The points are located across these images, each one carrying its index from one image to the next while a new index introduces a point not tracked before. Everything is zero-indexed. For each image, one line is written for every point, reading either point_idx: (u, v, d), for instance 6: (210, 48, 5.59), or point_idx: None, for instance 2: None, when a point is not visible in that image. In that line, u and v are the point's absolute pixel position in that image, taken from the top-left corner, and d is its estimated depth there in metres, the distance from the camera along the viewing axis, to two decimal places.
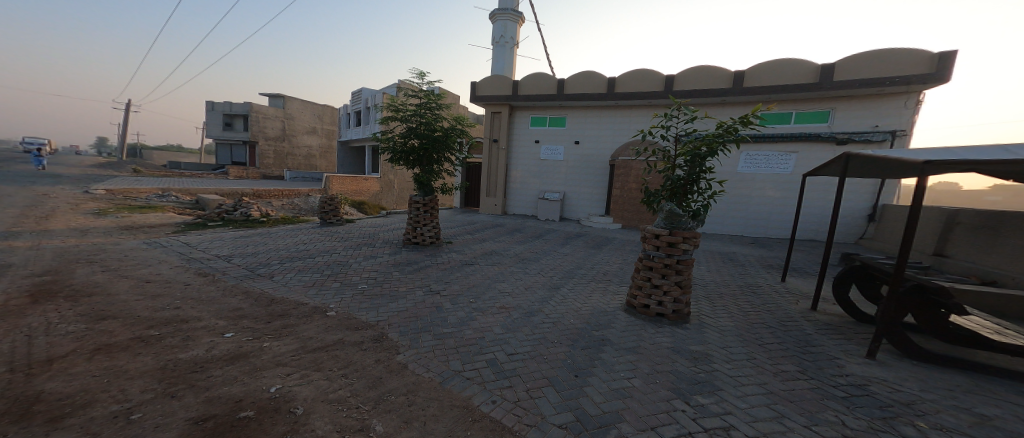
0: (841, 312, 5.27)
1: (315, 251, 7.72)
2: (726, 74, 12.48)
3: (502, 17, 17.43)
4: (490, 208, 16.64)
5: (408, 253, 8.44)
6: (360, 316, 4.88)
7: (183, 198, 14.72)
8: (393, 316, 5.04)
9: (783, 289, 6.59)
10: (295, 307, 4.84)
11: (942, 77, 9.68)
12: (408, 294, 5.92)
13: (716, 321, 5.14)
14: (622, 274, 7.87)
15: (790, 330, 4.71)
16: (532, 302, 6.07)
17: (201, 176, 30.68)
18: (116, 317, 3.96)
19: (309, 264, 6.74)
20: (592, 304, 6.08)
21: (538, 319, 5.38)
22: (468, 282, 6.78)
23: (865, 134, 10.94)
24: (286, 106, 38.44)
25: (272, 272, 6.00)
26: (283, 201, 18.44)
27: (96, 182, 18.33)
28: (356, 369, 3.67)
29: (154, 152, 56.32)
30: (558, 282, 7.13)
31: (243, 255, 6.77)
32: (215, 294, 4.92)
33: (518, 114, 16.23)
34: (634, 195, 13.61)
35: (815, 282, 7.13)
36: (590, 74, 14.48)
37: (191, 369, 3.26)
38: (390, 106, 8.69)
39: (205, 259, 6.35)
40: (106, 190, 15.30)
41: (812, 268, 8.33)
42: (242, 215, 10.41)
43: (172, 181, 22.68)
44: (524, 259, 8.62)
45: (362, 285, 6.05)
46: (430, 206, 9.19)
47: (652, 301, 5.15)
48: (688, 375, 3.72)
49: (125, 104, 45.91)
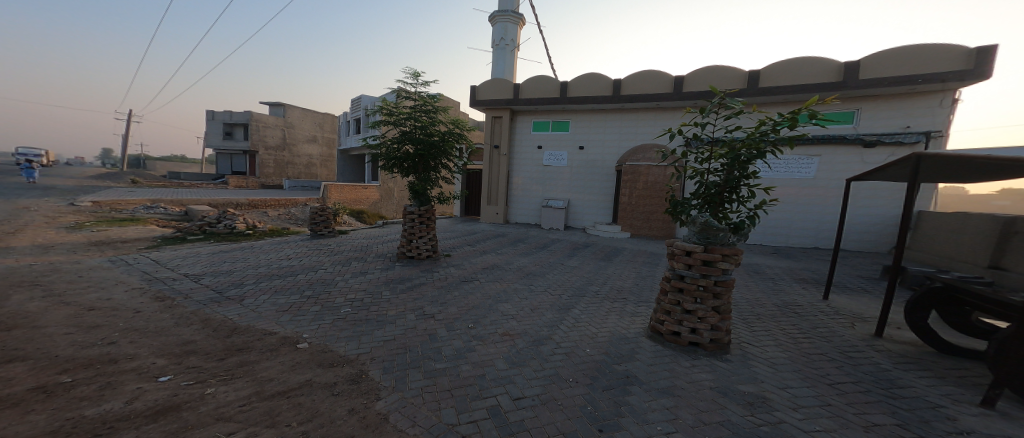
0: (913, 340, 4.56)
1: (298, 268, 6.97)
2: (740, 74, 11.79)
3: (502, 19, 16.92)
4: (490, 216, 15.91)
5: (403, 268, 7.69)
6: (338, 349, 4.09)
7: (170, 209, 14.02)
8: (377, 348, 4.28)
9: (827, 310, 5.81)
10: (259, 339, 3.94)
11: (982, 73, 8.94)
12: (399, 319, 5.17)
13: (764, 352, 4.35)
14: (638, 291, 7.10)
15: (859, 365, 3.94)
16: (541, 327, 5.31)
17: (200, 186, 30.29)
18: (27, 359, 3.04)
19: (288, 283, 5.97)
20: (609, 328, 5.33)
21: (548, 350, 4.63)
22: (467, 303, 6.01)
23: (896, 135, 10.17)
24: (286, 115, 38.20)
25: (243, 295, 5.17)
26: (277, 211, 17.75)
27: (85, 194, 17.69)
28: (322, 424, 2.80)
29: (158, 163, 56.38)
30: (568, 302, 6.36)
31: (215, 274, 5.99)
32: (166, 323, 3.97)
33: (519, 120, 15.59)
34: (644, 202, 12.84)
35: (859, 300, 6.34)
36: (595, 76, 13.82)
37: (93, 432, 2.33)
38: (383, 109, 8.04)
39: (169, 279, 5.54)
40: (93, 201, 14.65)
41: (850, 283, 7.54)
42: (226, 228, 9.69)
43: (168, 192, 22.19)
44: (529, 274, 7.86)
45: (346, 309, 5.25)
46: (427, 217, 8.48)
47: (683, 329, 4.41)
48: (747, 431, 2.94)
49: (127, 114, 45.92)
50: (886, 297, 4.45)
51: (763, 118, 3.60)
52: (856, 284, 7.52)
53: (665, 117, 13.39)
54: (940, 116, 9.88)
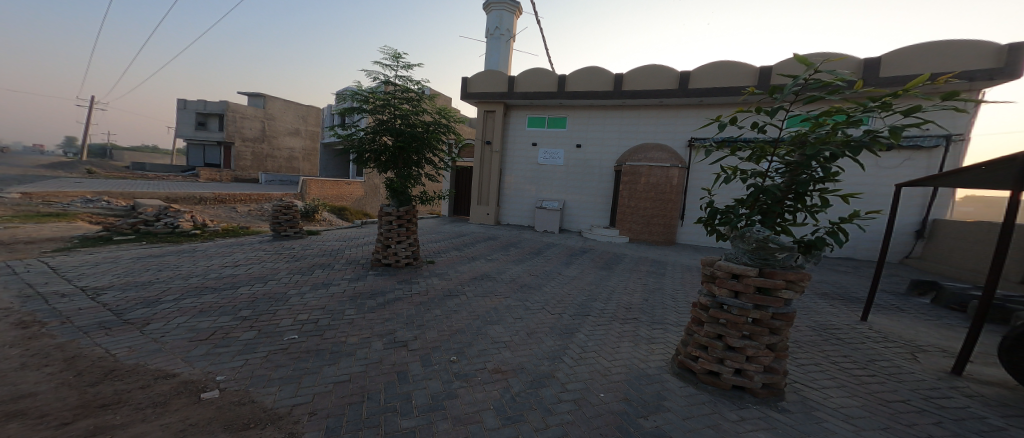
0: (1004, 381, 3.71)
1: (243, 277, 5.71)
2: (749, 70, 11.14)
3: (496, 7, 15.88)
4: (479, 217, 14.81)
5: (376, 279, 6.51)
6: (262, 398, 2.88)
7: (115, 203, 12.35)
8: (325, 396, 3.13)
9: (876, 337, 4.97)
10: (142, 388, 2.70)
11: (1014, 73, 8.33)
12: (361, 349, 4.01)
13: (829, 400, 3.41)
14: (649, 307, 6.15)
15: (962, 420, 3.04)
16: (541, 358, 4.27)
17: (168, 178, 27.97)
18: None
19: (221, 300, 4.66)
20: (624, 360, 4.33)
21: (554, 394, 3.58)
22: (450, 326, 4.90)
23: (914, 138, 9.59)
24: (266, 106, 35.90)
25: (151, 318, 3.90)
26: (246, 207, 16.15)
27: (21, 184, 15.61)
28: None
29: (125, 153, 52.79)
30: (572, 323, 5.33)
31: (125, 288, 4.69)
32: (5, 363, 2.80)
33: (512, 114, 14.51)
34: (645, 206, 11.95)
35: (905, 324, 5.52)
36: (594, 69, 12.86)
37: None
38: (354, 94, 6.83)
39: (56, 296, 4.23)
40: (24, 193, 12.80)
41: (881, 300, 6.77)
42: (166, 227, 8.27)
43: (128, 184, 20.16)
44: (524, 286, 6.80)
45: (292, 335, 4.04)
46: (407, 219, 7.30)
47: (724, 369, 3.44)
48: None
49: (91, 100, 42.79)
50: (975, 327, 3.62)
51: (840, 108, 2.40)
52: (887, 301, 6.76)
53: (669, 115, 12.58)
54: (962, 119, 9.33)
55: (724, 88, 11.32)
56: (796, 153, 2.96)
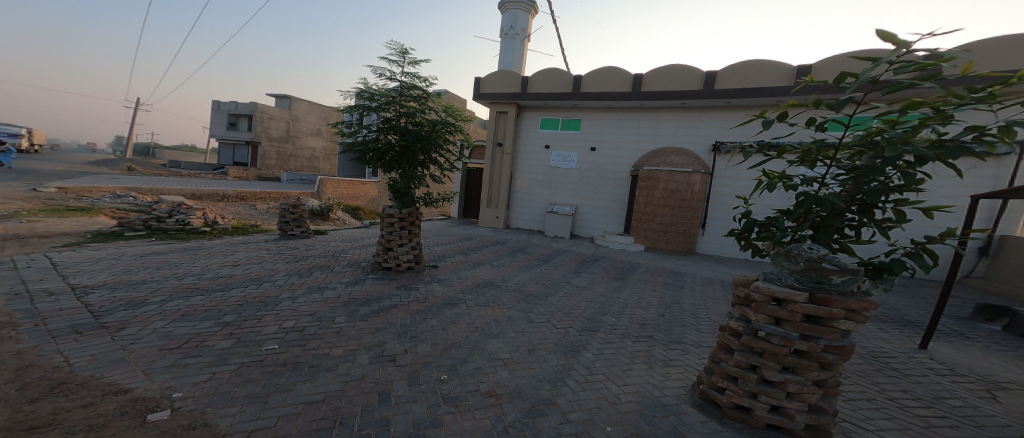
0: None
1: (239, 277, 5.53)
2: (785, 69, 10.27)
3: (512, 6, 15.51)
4: (490, 220, 14.40)
5: (374, 283, 6.21)
6: (217, 422, 2.57)
7: (140, 199, 12.78)
8: (292, 418, 2.79)
9: (939, 370, 4.22)
10: (83, 407, 2.44)
11: None
12: (343, 364, 3.67)
13: None
14: (666, 325, 5.56)
15: None
16: (541, 381, 3.80)
17: (198, 175, 29.19)
18: None
19: (209, 303, 4.45)
20: (637, 386, 3.80)
21: (553, 426, 3.11)
22: (445, 339, 4.51)
23: None
24: (292, 107, 37.00)
25: (127, 322, 3.69)
26: (263, 205, 16.42)
27: (59, 179, 16.47)
28: None
29: (164, 150, 55.70)
30: (579, 340, 4.83)
31: (115, 287, 4.55)
32: None
33: (525, 115, 14.06)
34: (663, 213, 11.25)
35: (973, 356, 4.71)
36: (612, 69, 12.28)
37: None
38: (359, 92, 6.56)
39: (41, 294, 4.11)
40: (59, 187, 13.44)
41: (940, 325, 5.90)
42: (177, 224, 8.32)
43: (158, 180, 21.04)
44: (529, 296, 6.34)
45: (272, 345, 3.75)
46: (410, 222, 7.02)
47: (758, 406, 2.89)
48: None
49: (135, 101, 45.63)
50: None
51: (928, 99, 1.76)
52: (945, 326, 5.89)
53: (693, 118, 11.81)
54: None
55: (756, 87, 10.49)
56: (861, 156, 2.35)
